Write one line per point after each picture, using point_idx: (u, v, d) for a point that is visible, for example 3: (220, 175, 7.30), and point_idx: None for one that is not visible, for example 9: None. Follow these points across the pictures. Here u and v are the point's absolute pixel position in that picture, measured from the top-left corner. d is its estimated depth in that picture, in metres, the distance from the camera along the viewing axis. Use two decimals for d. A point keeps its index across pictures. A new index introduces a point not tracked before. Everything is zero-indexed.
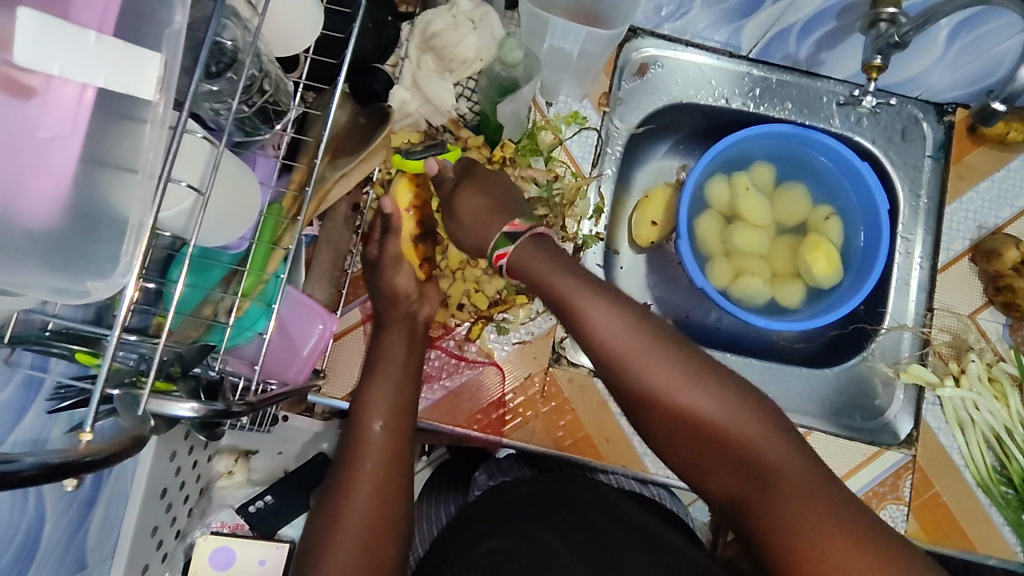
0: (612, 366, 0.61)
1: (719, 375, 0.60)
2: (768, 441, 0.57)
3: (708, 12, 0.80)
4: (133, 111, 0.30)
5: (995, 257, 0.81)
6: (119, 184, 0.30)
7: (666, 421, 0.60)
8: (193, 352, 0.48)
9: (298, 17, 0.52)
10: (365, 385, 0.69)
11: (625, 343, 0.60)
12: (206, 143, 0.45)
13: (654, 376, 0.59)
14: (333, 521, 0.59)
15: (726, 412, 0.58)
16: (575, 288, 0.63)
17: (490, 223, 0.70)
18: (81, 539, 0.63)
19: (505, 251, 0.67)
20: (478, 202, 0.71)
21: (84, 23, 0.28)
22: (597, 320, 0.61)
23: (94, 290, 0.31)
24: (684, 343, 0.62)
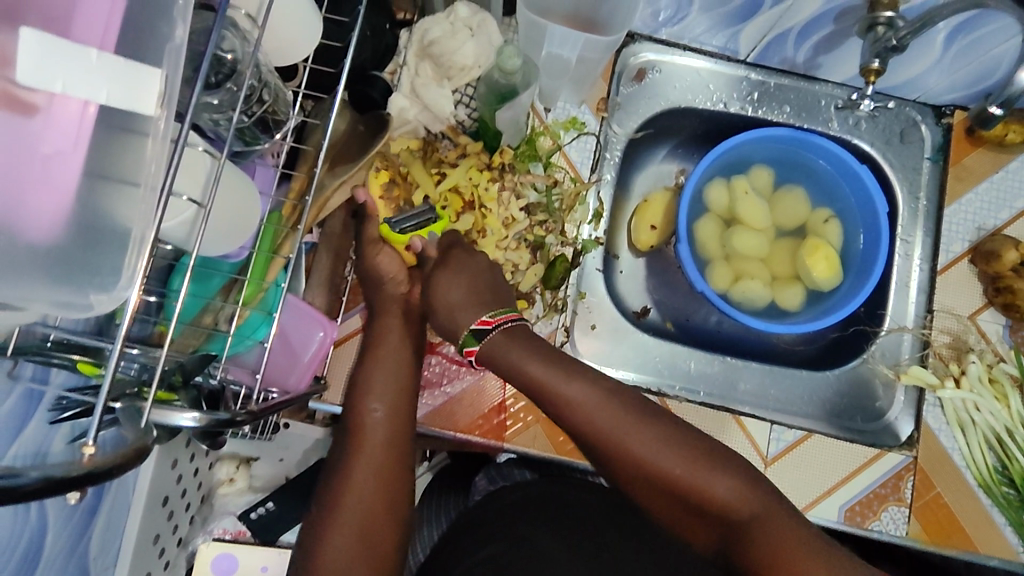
0: (592, 443, 0.64)
1: (691, 440, 0.63)
2: (744, 496, 0.59)
3: (706, 17, 0.81)
4: (136, 125, 0.30)
5: (994, 258, 0.81)
6: (122, 198, 0.31)
7: (643, 480, 0.62)
8: (194, 361, 0.49)
9: (297, 28, 0.52)
10: (368, 368, 0.71)
11: (598, 411, 0.64)
12: (207, 158, 0.46)
13: (631, 448, 0.62)
14: (333, 503, 0.63)
15: (702, 474, 0.61)
16: (547, 372, 0.65)
17: (461, 313, 0.70)
18: (82, 549, 0.64)
19: (474, 349, 0.69)
20: (455, 289, 0.71)
21: (86, 41, 0.28)
22: (573, 400, 0.65)
23: (97, 302, 0.31)
24: (656, 414, 0.65)
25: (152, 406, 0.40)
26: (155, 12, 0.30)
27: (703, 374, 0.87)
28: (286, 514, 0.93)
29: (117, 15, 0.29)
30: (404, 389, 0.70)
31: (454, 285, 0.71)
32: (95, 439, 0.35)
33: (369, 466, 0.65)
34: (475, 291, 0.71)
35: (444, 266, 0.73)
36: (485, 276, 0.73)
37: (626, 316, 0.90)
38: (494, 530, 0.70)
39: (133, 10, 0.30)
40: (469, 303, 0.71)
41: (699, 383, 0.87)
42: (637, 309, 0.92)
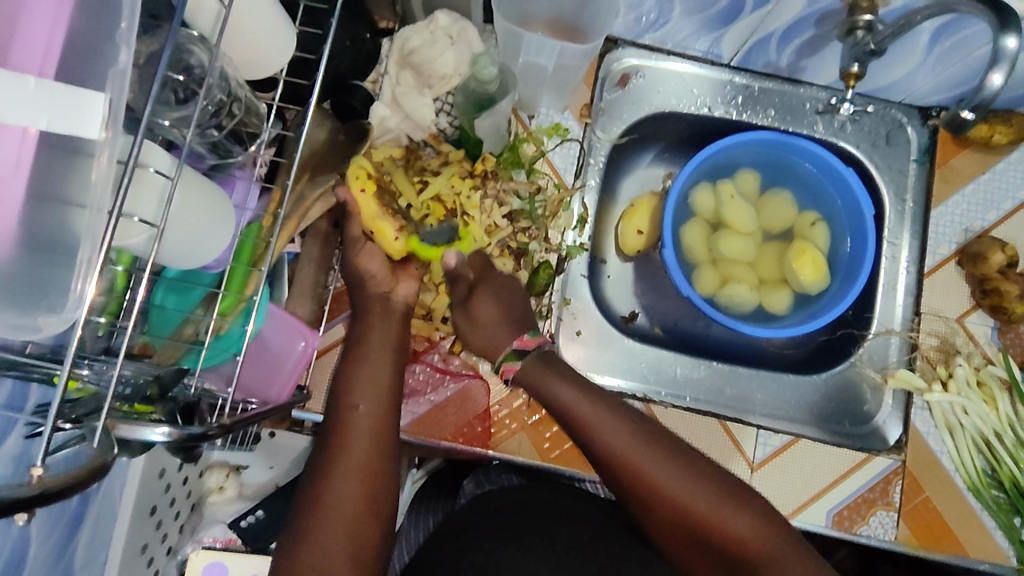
0: (612, 466, 0.64)
1: (708, 473, 0.62)
2: (759, 535, 0.59)
3: (688, 22, 0.80)
4: (82, 147, 0.30)
5: (981, 260, 0.80)
6: (70, 219, 0.30)
7: (661, 512, 0.62)
8: (170, 373, 0.48)
9: (266, 42, 0.52)
10: (349, 369, 0.69)
11: (621, 438, 0.64)
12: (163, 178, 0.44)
13: (652, 476, 0.62)
14: (315, 504, 0.61)
15: (717, 509, 0.60)
16: (573, 396, 0.66)
17: (501, 335, 0.72)
18: (67, 559, 0.63)
19: (514, 365, 0.71)
20: (493, 308, 0.73)
21: (22, 67, 0.29)
22: (597, 425, 0.65)
23: (46, 325, 0.31)
24: (675, 444, 0.64)
25: (119, 422, 0.40)
26: (100, 37, 0.30)
27: (689, 379, 0.87)
28: (274, 526, 0.92)
29: (59, 36, 0.30)
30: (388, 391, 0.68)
31: (492, 302, 0.73)
32: (44, 463, 0.34)
33: (351, 467, 0.63)
34: (510, 314, 0.73)
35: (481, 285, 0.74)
36: (516, 300, 0.75)
37: (613, 322, 0.90)
38: (481, 534, 0.69)
39: (75, 35, 0.30)
40: (500, 329, 0.73)
41: (686, 388, 0.86)
42: (625, 315, 0.92)
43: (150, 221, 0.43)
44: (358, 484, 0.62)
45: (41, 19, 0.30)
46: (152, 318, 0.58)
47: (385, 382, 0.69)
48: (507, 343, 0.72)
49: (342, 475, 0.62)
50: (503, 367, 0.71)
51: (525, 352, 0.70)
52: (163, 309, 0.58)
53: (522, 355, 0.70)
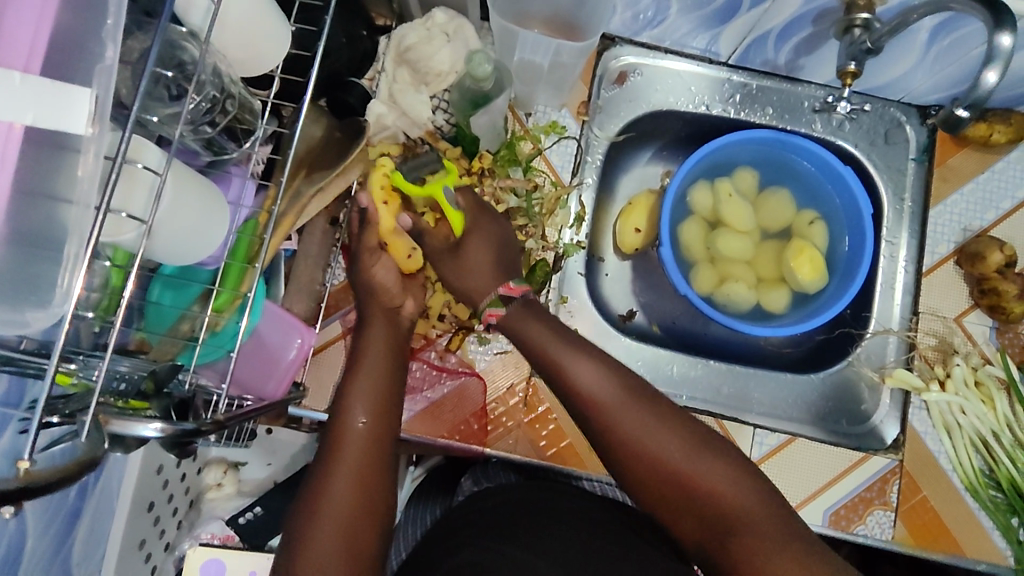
0: (587, 410, 0.62)
1: (684, 423, 0.61)
2: (731, 485, 0.57)
3: (685, 19, 0.80)
4: (69, 142, 0.30)
5: (979, 260, 0.80)
6: (56, 214, 0.31)
7: (634, 463, 0.60)
8: (165, 369, 0.48)
9: (261, 39, 0.52)
10: (349, 379, 0.68)
11: (598, 385, 0.62)
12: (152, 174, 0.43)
13: (626, 424, 0.60)
14: (311, 510, 0.59)
15: (692, 458, 0.58)
16: (552, 339, 0.66)
17: (487, 281, 0.72)
18: (65, 554, 0.63)
19: (499, 311, 0.71)
20: (484, 253, 0.73)
21: (10, 64, 0.29)
22: (574, 369, 0.64)
23: (34, 321, 0.31)
24: (651, 394, 0.63)
25: (111, 417, 0.40)
26: (86, 33, 0.31)
27: (686, 377, 0.87)
28: (272, 522, 0.93)
29: (45, 34, 0.30)
30: (386, 400, 0.67)
31: (485, 247, 0.73)
32: (31, 457, 0.35)
33: (350, 474, 0.61)
34: (500, 261, 0.73)
35: (473, 233, 0.73)
36: (507, 243, 0.75)
37: (610, 321, 0.90)
38: (475, 530, 0.68)
39: (61, 32, 0.30)
40: (490, 278, 0.72)
41: (683, 387, 0.86)
42: (623, 313, 0.92)
43: (139, 217, 0.43)
44: (354, 488, 0.61)
45: (27, 17, 0.30)
46: (149, 314, 0.58)
47: (383, 390, 0.68)
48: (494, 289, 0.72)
49: (339, 479, 0.61)
50: (488, 312, 0.71)
51: (511, 300, 0.70)
52: (160, 305, 0.58)
53: (507, 302, 0.71)
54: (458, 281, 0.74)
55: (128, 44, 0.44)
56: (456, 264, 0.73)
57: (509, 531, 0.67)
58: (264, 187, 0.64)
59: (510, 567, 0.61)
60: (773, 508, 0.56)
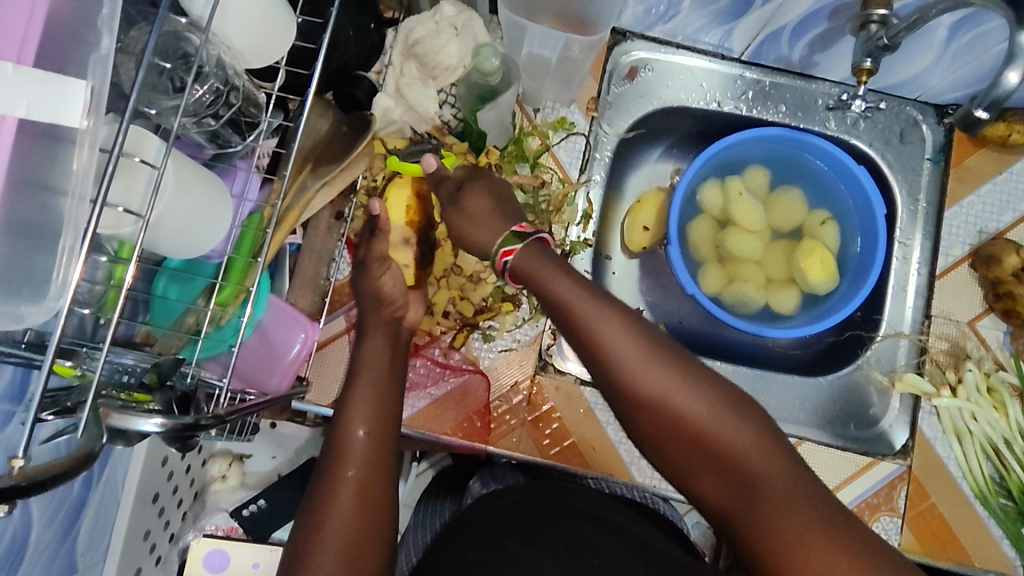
0: (613, 373, 0.59)
1: (707, 382, 0.58)
2: (754, 451, 0.55)
3: (699, 13, 0.79)
4: (63, 134, 0.30)
5: (995, 263, 0.79)
6: (51, 207, 0.30)
7: (658, 425, 0.58)
8: (170, 362, 0.49)
9: (268, 30, 0.51)
10: (348, 386, 0.66)
11: (619, 340, 0.59)
12: (146, 169, 0.43)
13: (648, 384, 0.58)
14: (315, 524, 0.56)
15: (716, 419, 0.56)
16: (577, 295, 0.61)
17: (490, 230, 0.68)
18: (70, 543, 0.63)
19: (513, 248, 0.65)
20: (484, 202, 0.70)
21: (4, 52, 0.29)
22: (603, 331, 0.60)
23: (29, 314, 0.31)
24: (673, 350, 0.60)
25: (112, 412, 0.40)
26: (82, 22, 0.30)
27: None
28: (278, 513, 0.93)
29: (37, 27, 0.29)
30: (385, 404, 0.65)
31: (485, 196, 0.70)
32: (27, 454, 0.34)
33: (352, 490, 0.58)
34: (502, 208, 0.70)
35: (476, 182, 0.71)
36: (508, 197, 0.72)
37: None
38: (475, 531, 0.67)
39: (57, 20, 0.30)
40: (493, 227, 0.68)
41: None
42: None
43: (135, 211, 0.41)
44: (359, 499, 0.58)
45: (20, 4, 0.29)
46: (156, 308, 0.58)
47: (383, 397, 0.65)
48: (505, 231, 0.67)
49: (344, 489, 0.58)
50: (502, 252, 0.66)
51: (526, 236, 0.66)
52: (166, 300, 0.58)
53: (523, 239, 0.66)
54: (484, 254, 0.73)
55: (131, 33, 0.44)
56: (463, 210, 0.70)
57: (511, 528, 0.66)
58: (268, 182, 0.63)
59: (512, 567, 0.60)
60: (799, 481, 0.53)
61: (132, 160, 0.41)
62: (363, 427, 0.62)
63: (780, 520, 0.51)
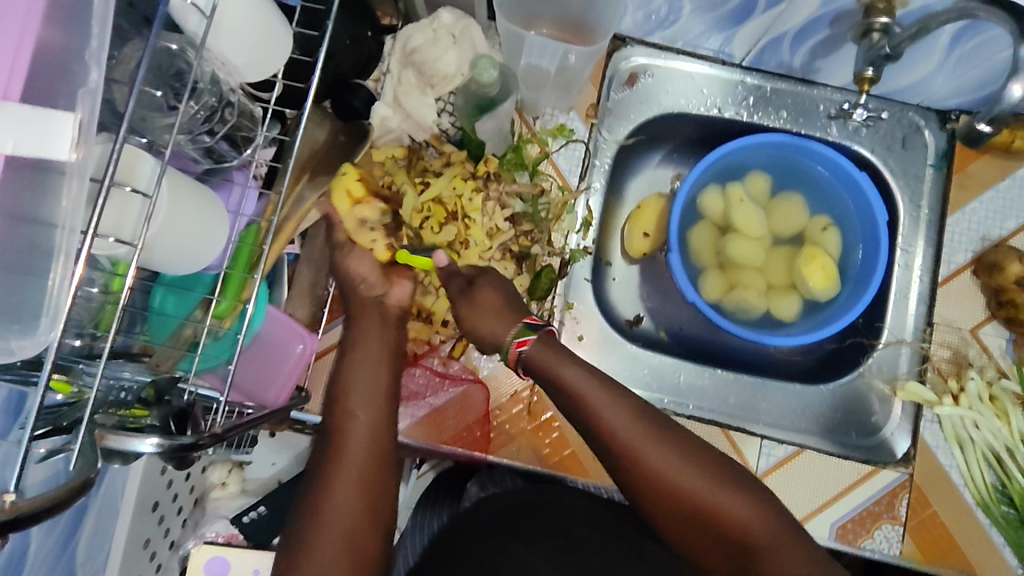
0: (619, 455, 0.61)
1: (711, 462, 0.61)
2: (763, 526, 0.57)
3: (699, 20, 0.78)
4: (51, 166, 0.29)
5: (997, 271, 0.78)
6: (43, 238, 0.30)
7: (667, 506, 0.59)
8: (166, 379, 0.49)
9: (263, 44, 0.50)
10: (343, 371, 0.66)
11: (625, 423, 0.62)
12: (139, 196, 0.42)
13: (658, 463, 0.60)
14: (315, 508, 0.57)
15: (725, 496, 0.59)
16: (582, 380, 0.64)
17: (501, 324, 0.69)
18: (70, 554, 0.63)
19: (528, 339, 0.67)
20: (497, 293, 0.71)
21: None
22: (609, 415, 0.62)
23: (19, 348, 0.31)
24: (675, 433, 0.62)
25: (107, 434, 0.39)
26: (71, 55, 0.30)
27: (692, 386, 0.85)
28: (277, 521, 0.92)
29: (23, 59, 0.29)
30: (387, 398, 0.64)
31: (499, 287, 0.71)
32: (19, 487, 0.34)
33: (351, 477, 0.58)
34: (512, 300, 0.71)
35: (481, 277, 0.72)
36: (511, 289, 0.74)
37: (616, 327, 0.88)
38: (477, 535, 0.67)
39: (46, 52, 0.30)
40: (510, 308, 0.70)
41: (690, 397, 0.85)
42: (629, 318, 0.91)
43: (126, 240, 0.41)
44: (360, 491, 0.58)
45: (10, 35, 0.29)
46: (152, 322, 0.57)
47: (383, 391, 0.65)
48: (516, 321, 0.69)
49: (343, 483, 0.58)
50: (518, 340, 0.67)
51: (540, 327, 0.68)
52: (163, 314, 0.57)
53: (536, 330, 0.68)
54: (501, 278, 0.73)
55: (124, 50, 0.43)
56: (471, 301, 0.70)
57: (511, 530, 0.66)
58: (266, 194, 0.63)
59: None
60: (806, 551, 0.56)
61: (125, 190, 0.40)
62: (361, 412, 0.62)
63: None
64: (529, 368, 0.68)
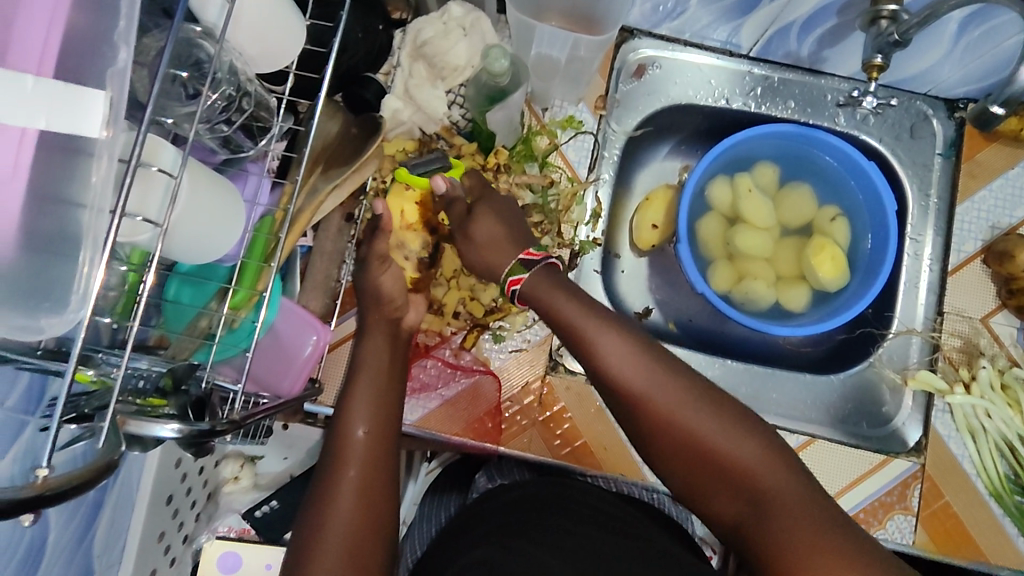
0: (621, 391, 0.60)
1: (716, 399, 0.59)
2: (765, 466, 0.55)
3: (708, 11, 0.79)
4: (82, 146, 0.30)
5: (1007, 259, 0.78)
6: (71, 218, 0.30)
7: (670, 442, 0.58)
8: (184, 367, 0.48)
9: (279, 33, 0.51)
10: (348, 389, 0.65)
11: (628, 359, 0.60)
12: (164, 176, 0.42)
13: (659, 398, 0.58)
14: (316, 518, 0.55)
15: (726, 434, 0.56)
16: (582, 314, 0.63)
17: (501, 258, 0.69)
18: (87, 546, 0.63)
19: (521, 277, 0.67)
20: (494, 228, 0.70)
21: (22, 68, 0.29)
22: (611, 351, 0.61)
23: (49, 326, 0.31)
24: (682, 368, 0.60)
25: (128, 418, 0.40)
26: (99, 36, 0.30)
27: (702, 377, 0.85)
28: (288, 515, 0.93)
29: (54, 43, 0.30)
30: (388, 408, 0.64)
31: (495, 222, 0.70)
32: (51, 464, 0.34)
33: (353, 482, 0.57)
34: (511, 233, 0.70)
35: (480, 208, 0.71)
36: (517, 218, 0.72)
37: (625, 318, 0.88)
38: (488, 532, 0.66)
39: (74, 34, 0.30)
40: (502, 251, 0.69)
41: None
42: (638, 310, 0.91)
43: (153, 221, 0.42)
44: (359, 496, 0.57)
45: (38, 19, 0.30)
46: (168, 312, 0.58)
47: (387, 402, 0.65)
48: (513, 257, 0.68)
49: (344, 488, 0.57)
50: (510, 280, 0.67)
51: (532, 263, 0.67)
52: (179, 304, 0.57)
53: (529, 266, 0.67)
54: (476, 258, 0.71)
55: (144, 40, 0.44)
56: (471, 240, 0.71)
57: (518, 526, 0.65)
58: (280, 185, 0.63)
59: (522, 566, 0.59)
60: (807, 492, 0.54)
61: (151, 170, 0.40)
62: (363, 428, 0.62)
63: (791, 526, 0.51)
64: (533, 303, 0.67)
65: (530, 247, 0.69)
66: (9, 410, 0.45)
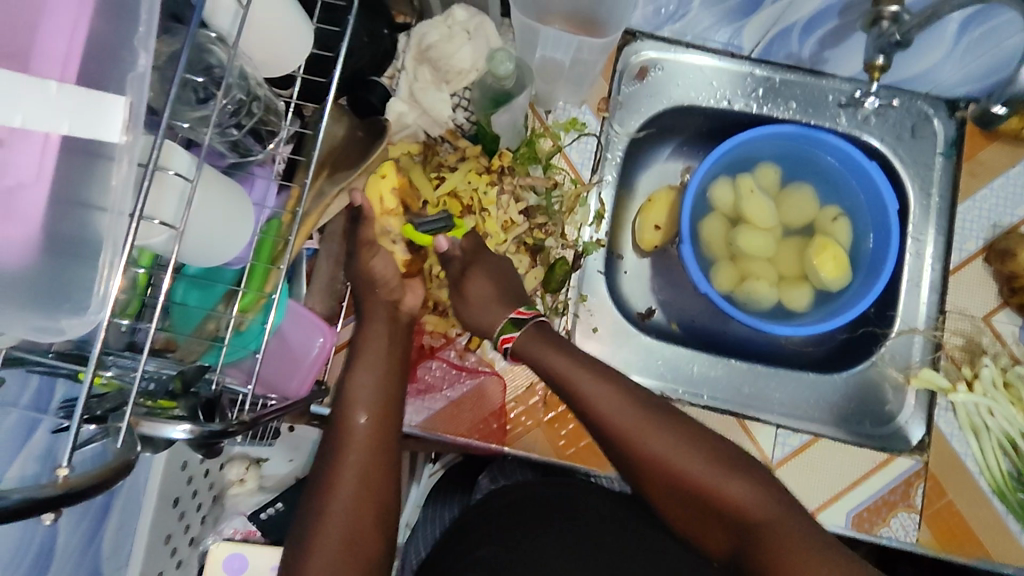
0: (615, 440, 0.63)
1: (705, 440, 0.62)
2: (759, 502, 0.58)
3: (710, 13, 0.79)
4: (99, 150, 0.30)
5: (1009, 258, 0.79)
6: (90, 222, 0.31)
7: (665, 482, 0.61)
8: (194, 370, 0.48)
9: (289, 38, 0.52)
10: (348, 372, 0.67)
11: (619, 409, 0.63)
12: (179, 179, 0.43)
13: (650, 444, 0.61)
14: (320, 516, 0.59)
15: (717, 473, 0.60)
16: (570, 366, 0.66)
17: (495, 313, 0.72)
18: (95, 548, 0.64)
19: (511, 336, 0.70)
20: (486, 286, 0.73)
21: (44, 73, 0.30)
22: (603, 401, 0.64)
23: (70, 327, 0.32)
24: (669, 414, 0.64)
25: (141, 419, 0.40)
26: (118, 41, 0.31)
27: (705, 377, 0.86)
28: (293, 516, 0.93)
29: (74, 49, 0.30)
30: (391, 395, 0.66)
31: (486, 280, 0.73)
32: (71, 463, 0.35)
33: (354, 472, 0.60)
34: (502, 290, 0.73)
35: (473, 264, 0.74)
36: (507, 272, 0.75)
37: (629, 319, 0.89)
38: (494, 533, 0.66)
39: (94, 39, 0.31)
40: (494, 306, 0.72)
41: (704, 387, 0.85)
42: (641, 311, 0.91)
43: (169, 224, 0.42)
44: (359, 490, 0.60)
45: (61, 25, 0.30)
46: (175, 314, 0.58)
47: (388, 389, 0.66)
48: (504, 316, 0.71)
49: (344, 480, 0.60)
50: (502, 338, 0.71)
51: (523, 323, 0.70)
52: (187, 307, 0.58)
53: (520, 326, 0.70)
54: (469, 314, 0.74)
55: (155, 45, 0.44)
56: (463, 296, 0.74)
57: (524, 528, 0.66)
58: (286, 189, 0.64)
59: None
60: (801, 523, 0.56)
61: (166, 174, 0.41)
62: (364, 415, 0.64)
63: (785, 555, 0.53)
64: (524, 359, 0.70)
65: (522, 306, 0.72)
66: (22, 410, 0.46)
